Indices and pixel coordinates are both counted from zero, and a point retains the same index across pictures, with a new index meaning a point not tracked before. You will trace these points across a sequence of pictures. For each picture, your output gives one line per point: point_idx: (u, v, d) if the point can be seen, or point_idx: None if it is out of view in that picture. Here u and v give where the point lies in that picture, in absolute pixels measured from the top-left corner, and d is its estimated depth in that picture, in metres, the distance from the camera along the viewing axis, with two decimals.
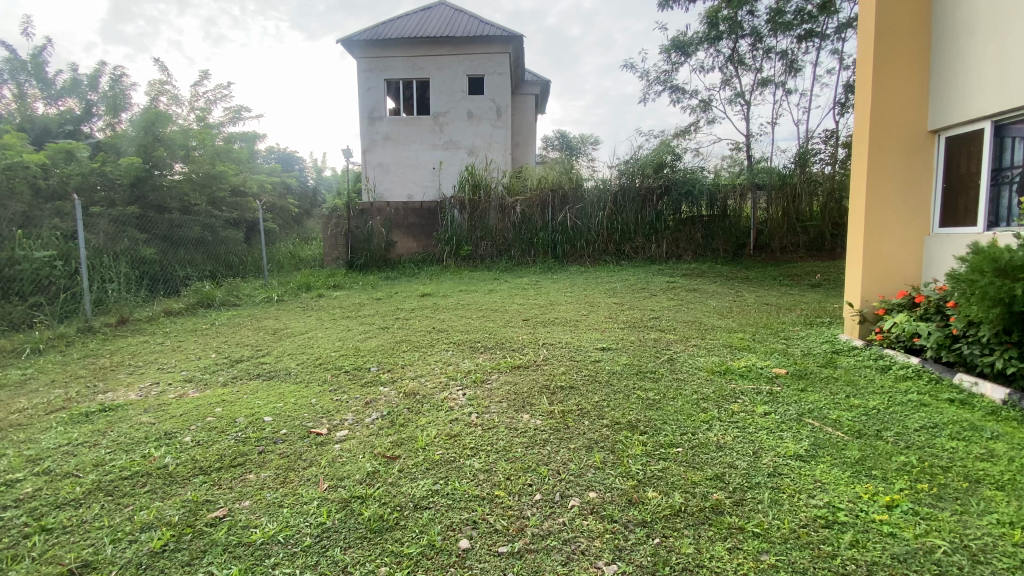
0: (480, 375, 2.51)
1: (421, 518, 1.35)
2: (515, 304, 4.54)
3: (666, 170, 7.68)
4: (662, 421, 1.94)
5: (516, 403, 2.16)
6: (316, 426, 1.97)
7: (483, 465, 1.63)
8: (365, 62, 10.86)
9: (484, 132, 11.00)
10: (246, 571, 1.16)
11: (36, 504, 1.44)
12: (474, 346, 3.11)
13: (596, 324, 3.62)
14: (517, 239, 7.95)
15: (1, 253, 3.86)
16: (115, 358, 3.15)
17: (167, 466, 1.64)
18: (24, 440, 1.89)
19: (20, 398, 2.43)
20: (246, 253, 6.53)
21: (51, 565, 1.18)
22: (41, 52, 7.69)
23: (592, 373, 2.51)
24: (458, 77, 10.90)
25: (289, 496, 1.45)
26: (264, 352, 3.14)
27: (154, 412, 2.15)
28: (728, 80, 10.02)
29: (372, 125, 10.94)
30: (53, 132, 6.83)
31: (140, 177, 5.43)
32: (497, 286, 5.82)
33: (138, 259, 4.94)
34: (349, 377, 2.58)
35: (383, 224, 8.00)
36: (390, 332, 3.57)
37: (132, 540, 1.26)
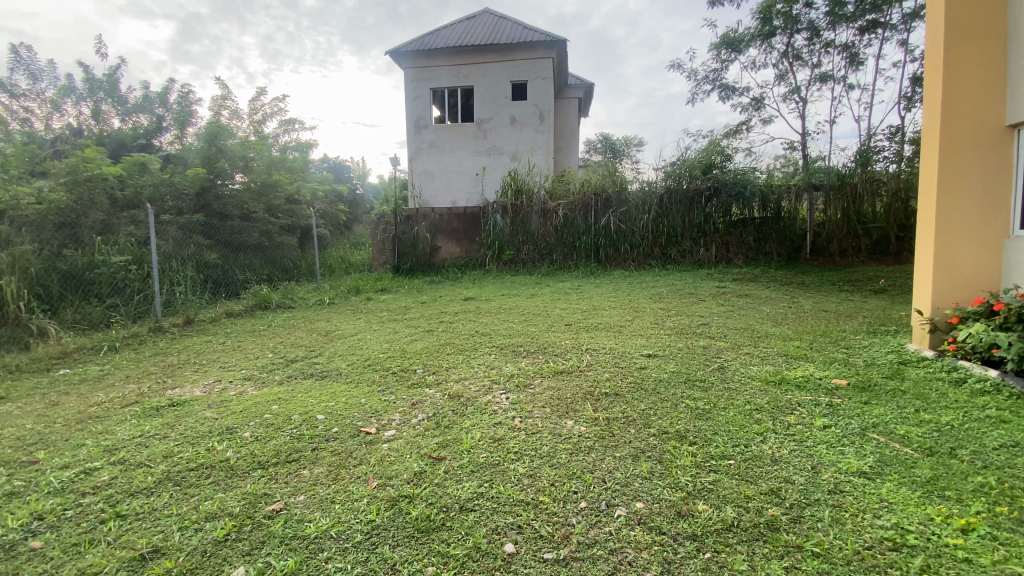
0: (524, 380, 2.50)
1: (467, 520, 1.35)
2: (557, 309, 4.51)
3: (714, 170, 7.46)
4: (713, 431, 1.87)
5: (560, 409, 2.13)
6: (366, 425, 2.01)
7: (528, 470, 1.61)
8: (412, 72, 11.18)
9: (527, 137, 11.03)
10: (302, 563, 1.20)
11: (111, 491, 1.54)
12: (516, 349, 3.12)
13: (642, 330, 3.54)
14: (559, 243, 7.92)
15: (84, 258, 4.22)
16: (182, 356, 3.35)
17: (229, 459, 1.73)
18: (103, 431, 2.04)
19: (99, 392, 2.63)
20: (300, 258, 6.84)
21: (125, 549, 1.26)
22: (116, 72, 8.32)
23: (638, 380, 2.45)
24: (502, 83, 11.00)
25: (340, 493, 1.49)
26: (317, 353, 3.27)
27: (217, 408, 2.27)
28: (782, 76, 9.63)
29: (418, 133, 11.23)
30: (128, 145, 7.26)
31: (205, 187, 5.74)
32: (538, 291, 5.81)
33: (203, 264, 5.27)
34: (396, 378, 2.63)
35: (428, 230, 8.13)
36: (434, 336, 3.61)
37: (198, 528, 1.33)
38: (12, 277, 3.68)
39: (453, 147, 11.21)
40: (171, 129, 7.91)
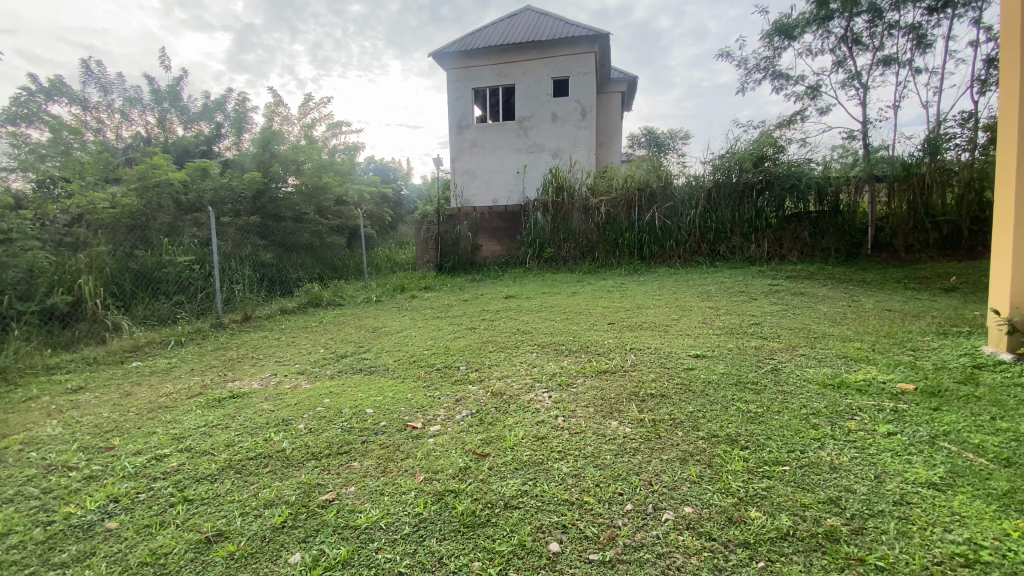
0: (566, 379, 2.49)
1: (511, 517, 1.35)
2: (600, 307, 4.46)
3: (766, 163, 7.17)
4: (766, 436, 1.79)
5: (603, 408, 2.10)
6: (412, 419, 2.06)
7: (571, 469, 1.60)
8: (455, 73, 11.35)
9: (568, 133, 10.93)
10: (353, 552, 1.23)
11: (180, 476, 1.65)
12: (558, 348, 3.10)
13: (689, 330, 3.44)
14: (601, 240, 7.83)
15: (154, 259, 4.53)
16: (241, 351, 3.54)
17: (285, 450, 1.81)
18: (171, 420, 2.18)
19: (168, 383, 2.83)
20: (349, 258, 7.08)
21: (193, 532, 1.34)
22: (178, 83, 8.85)
23: (685, 382, 2.38)
24: (543, 80, 10.95)
25: (389, 485, 1.53)
26: (365, 349, 3.37)
27: (274, 400, 2.38)
28: (840, 62, 9.12)
29: (460, 133, 11.39)
30: (192, 152, 7.67)
31: (260, 189, 5.97)
32: (580, 289, 5.75)
33: (259, 263, 5.54)
34: (441, 374, 2.68)
35: (469, 229, 8.22)
36: (477, 333, 3.65)
37: (257, 514, 1.40)
38: (90, 276, 3.98)
39: (494, 146, 11.29)
40: (229, 136, 8.32)
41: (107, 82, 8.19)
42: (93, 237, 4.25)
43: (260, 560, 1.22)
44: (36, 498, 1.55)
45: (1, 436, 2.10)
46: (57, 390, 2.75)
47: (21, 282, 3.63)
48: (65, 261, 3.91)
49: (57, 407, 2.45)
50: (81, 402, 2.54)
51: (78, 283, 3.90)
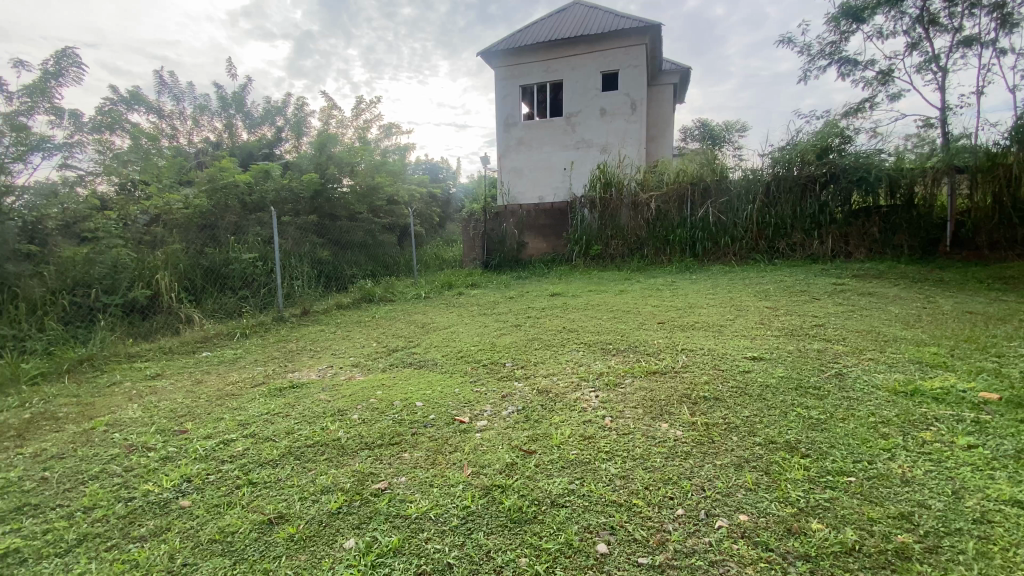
0: (613, 378, 2.45)
1: (558, 516, 1.35)
2: (649, 306, 4.35)
3: (831, 155, 6.76)
4: (829, 444, 1.69)
5: (653, 410, 2.06)
6: (460, 414, 2.09)
7: (619, 471, 1.57)
8: (502, 71, 11.43)
9: (617, 128, 10.72)
10: (404, 541, 1.27)
11: (245, 460, 1.75)
12: (605, 347, 3.05)
13: (745, 331, 3.30)
14: (651, 237, 7.65)
15: (222, 255, 4.84)
16: (300, 343, 3.72)
17: (340, 439, 1.88)
18: (237, 408, 2.33)
19: (234, 372, 3.02)
20: (399, 255, 7.29)
21: (257, 513, 1.42)
22: (243, 90, 9.39)
23: (740, 385, 2.29)
24: (592, 75, 10.80)
25: (438, 477, 1.56)
26: (415, 344, 3.45)
27: (330, 391, 2.49)
28: (915, 45, 8.46)
29: (507, 131, 11.47)
30: (255, 155, 8.12)
31: (317, 189, 6.17)
32: (629, 287, 5.64)
33: (317, 260, 5.81)
34: (487, 370, 2.71)
35: (516, 226, 8.28)
36: (522, 330, 3.65)
37: (315, 499, 1.47)
38: (166, 272, 4.30)
39: (542, 143, 11.27)
40: (289, 139, 8.75)
41: (179, 91, 8.83)
42: (168, 236, 4.58)
43: (317, 543, 1.28)
44: (119, 476, 1.69)
45: (91, 417, 2.31)
46: (138, 377, 3.00)
47: (107, 277, 3.97)
48: (144, 258, 4.24)
49: (138, 392, 2.67)
50: (157, 388, 2.75)
51: (155, 278, 4.21)
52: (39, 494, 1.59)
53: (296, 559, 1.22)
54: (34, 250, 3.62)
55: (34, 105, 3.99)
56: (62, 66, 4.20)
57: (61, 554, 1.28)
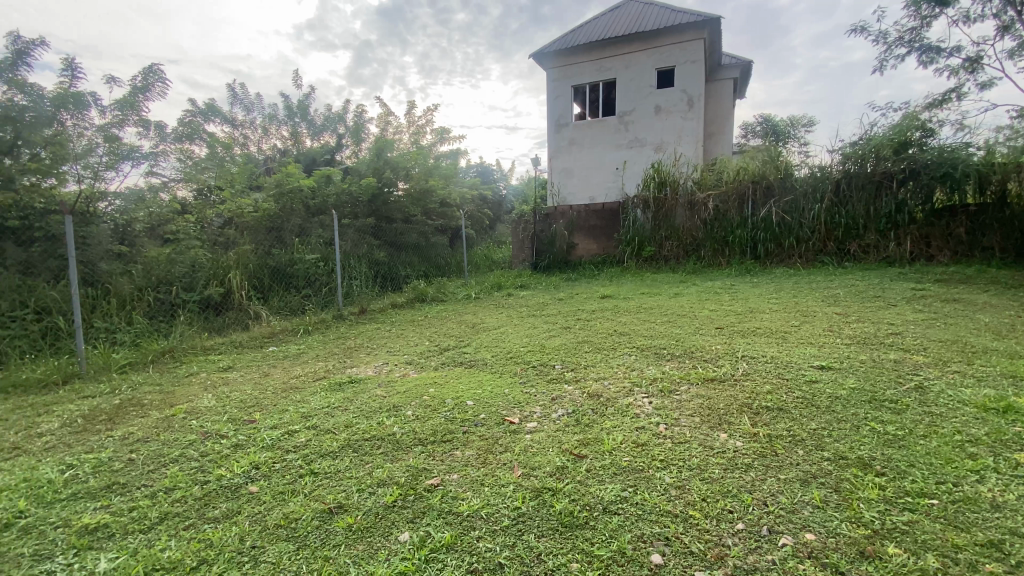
0: (668, 385, 2.37)
1: (610, 523, 1.33)
2: (706, 310, 4.20)
3: (911, 149, 6.24)
4: (908, 463, 1.57)
5: (711, 419, 1.98)
6: (510, 414, 2.10)
7: (674, 480, 1.53)
8: (555, 72, 11.43)
9: (672, 126, 10.43)
10: (456, 538, 1.29)
11: (308, 451, 1.84)
12: (659, 352, 2.97)
13: (811, 338, 3.11)
14: (707, 238, 7.38)
15: (287, 256, 5.12)
16: (358, 340, 3.88)
17: (396, 434, 1.94)
18: (300, 400, 2.45)
19: (298, 366, 3.19)
20: (450, 256, 7.48)
21: (318, 501, 1.49)
22: (307, 99, 9.89)
23: (807, 396, 2.16)
24: (646, 72, 10.57)
25: (489, 476, 1.58)
26: (465, 343, 3.51)
27: (385, 387, 2.58)
28: (1011, 27, 7.68)
29: (558, 131, 11.45)
30: (318, 161, 8.54)
31: (375, 194, 6.42)
32: (683, 290, 5.47)
33: (374, 261, 6.04)
34: (537, 372, 2.71)
35: (565, 227, 8.25)
36: (572, 333, 3.63)
37: (372, 491, 1.52)
38: (237, 271, 4.60)
39: (593, 143, 11.15)
40: (349, 145, 9.13)
41: (249, 102, 9.42)
42: (239, 238, 4.90)
43: (374, 535, 1.32)
44: (196, 460, 1.83)
45: (171, 404, 2.51)
46: (213, 368, 3.23)
47: (186, 276, 4.30)
48: (218, 258, 4.55)
49: (212, 383, 2.88)
50: (228, 379, 2.95)
51: (227, 277, 4.52)
52: (127, 473, 1.75)
53: (354, 549, 1.27)
54: (124, 251, 3.98)
55: (124, 118, 4.39)
56: (148, 82, 4.59)
57: (145, 530, 1.40)
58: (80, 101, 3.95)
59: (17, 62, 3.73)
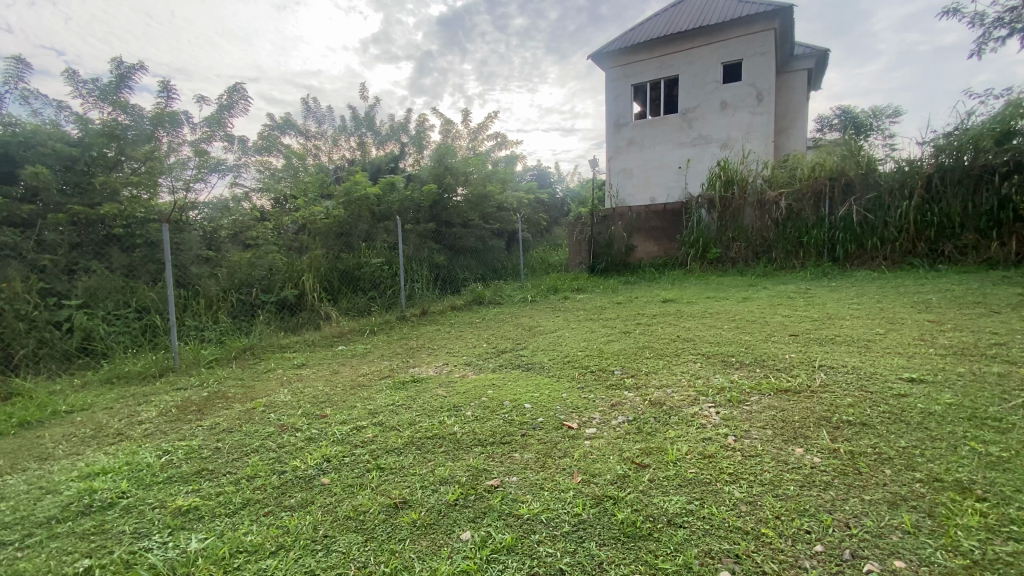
0: (737, 395, 2.26)
1: (676, 536, 1.28)
2: (778, 316, 3.97)
3: (1016, 140, 5.61)
4: (1015, 488, 1.40)
5: (786, 432, 1.86)
6: (568, 419, 2.08)
7: (745, 495, 1.45)
8: (614, 72, 11.28)
9: (739, 121, 9.96)
10: (517, 540, 1.30)
11: (374, 447, 1.92)
12: (727, 360, 2.84)
13: (900, 348, 2.85)
14: (779, 239, 6.99)
15: (355, 260, 5.38)
16: (420, 341, 4.01)
17: (456, 433, 1.98)
18: (366, 398, 2.56)
19: (365, 365, 3.34)
20: (507, 260, 7.58)
21: (385, 496, 1.55)
22: (372, 110, 10.36)
23: (894, 411, 1.98)
24: (710, 67, 10.18)
25: (548, 481, 1.57)
26: (523, 346, 3.53)
27: (446, 387, 2.64)
28: None
29: (617, 132, 11.27)
30: (382, 169, 8.92)
31: (435, 200, 6.61)
32: (752, 294, 5.21)
33: (434, 265, 6.22)
34: (596, 377, 2.67)
35: (624, 229, 8.09)
36: (632, 338, 3.55)
37: (435, 489, 1.57)
38: (309, 274, 4.89)
39: (654, 142, 10.87)
40: (412, 153, 9.48)
41: (321, 115, 10.01)
42: (311, 243, 5.21)
43: (437, 532, 1.36)
44: (274, 451, 1.96)
45: (252, 398, 2.71)
46: (288, 365, 3.46)
47: (264, 278, 4.62)
48: (293, 262, 4.86)
49: (287, 378, 3.09)
50: (301, 375, 3.14)
51: (301, 279, 4.81)
52: (214, 461, 1.90)
53: (418, 544, 1.31)
54: (211, 255, 4.34)
55: (212, 134, 4.81)
56: (233, 100, 4.98)
57: (230, 514, 1.51)
58: (174, 119, 4.46)
59: (120, 86, 4.19)
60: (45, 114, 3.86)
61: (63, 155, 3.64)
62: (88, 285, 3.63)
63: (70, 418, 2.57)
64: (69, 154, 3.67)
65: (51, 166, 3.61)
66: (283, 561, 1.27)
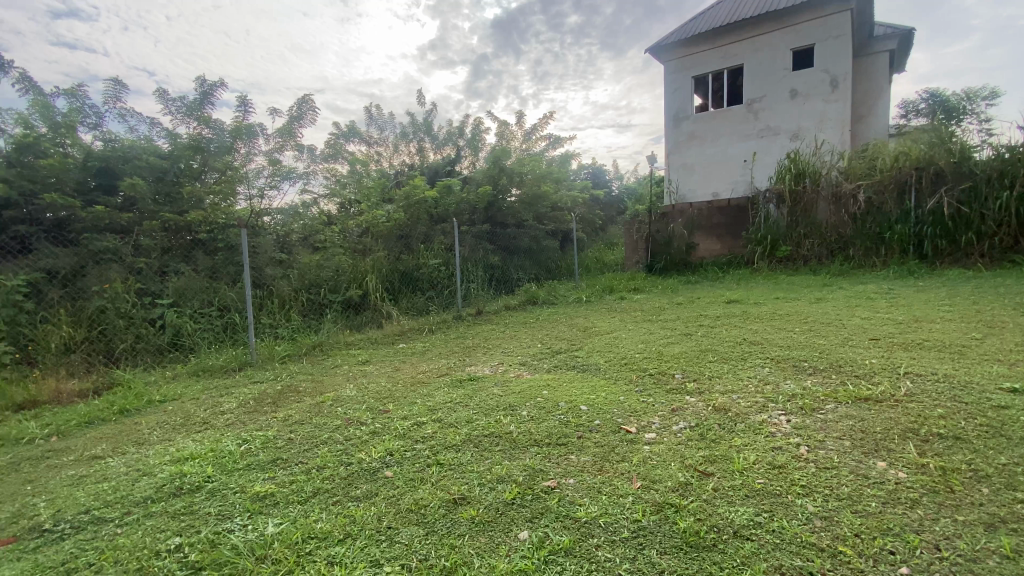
0: (810, 403, 2.12)
1: (743, 549, 1.23)
2: (856, 318, 3.68)
3: None
4: None
5: (866, 444, 1.73)
6: (627, 423, 2.04)
7: (819, 509, 1.36)
8: (673, 64, 10.93)
9: (810, 110, 9.36)
10: (575, 543, 1.29)
11: (434, 443, 1.97)
12: (798, 365, 2.67)
13: (1000, 355, 2.57)
14: (857, 234, 6.49)
15: (414, 261, 5.56)
16: (475, 340, 4.08)
17: (512, 433, 2.00)
18: (426, 394, 2.64)
19: (424, 362, 3.44)
20: (561, 260, 7.56)
21: (444, 491, 1.59)
22: (430, 114, 10.63)
23: (994, 425, 1.79)
24: (779, 54, 9.63)
25: (606, 485, 1.55)
26: (579, 347, 3.50)
27: (502, 387, 2.66)
28: None
29: (677, 126, 10.91)
30: (440, 172, 9.17)
31: (490, 201, 6.69)
32: (828, 295, 4.86)
33: (489, 265, 6.31)
34: (655, 380, 2.60)
35: (685, 226, 7.84)
36: (694, 340, 3.43)
37: (493, 487, 1.59)
38: (372, 275, 5.10)
39: (716, 136, 10.42)
40: (468, 156, 9.69)
41: (383, 121, 10.39)
42: (374, 246, 5.33)
43: (495, 530, 1.38)
44: (341, 443, 2.07)
45: (321, 392, 2.86)
46: (354, 361, 3.63)
47: (331, 279, 4.86)
48: (358, 263, 5.08)
49: (353, 374, 3.25)
50: (365, 371, 3.29)
51: (365, 280, 5.03)
52: (288, 450, 2.04)
53: (477, 540, 1.34)
54: (284, 258, 4.63)
55: (283, 144, 5.14)
56: (302, 111, 5.29)
57: (302, 501, 1.61)
58: (249, 131, 4.77)
59: (204, 103, 4.57)
60: (140, 130, 4.27)
61: (155, 167, 4.03)
62: (177, 286, 3.98)
63: (163, 406, 2.84)
64: (160, 166, 4.07)
65: (146, 178, 4.00)
66: (350, 549, 1.34)
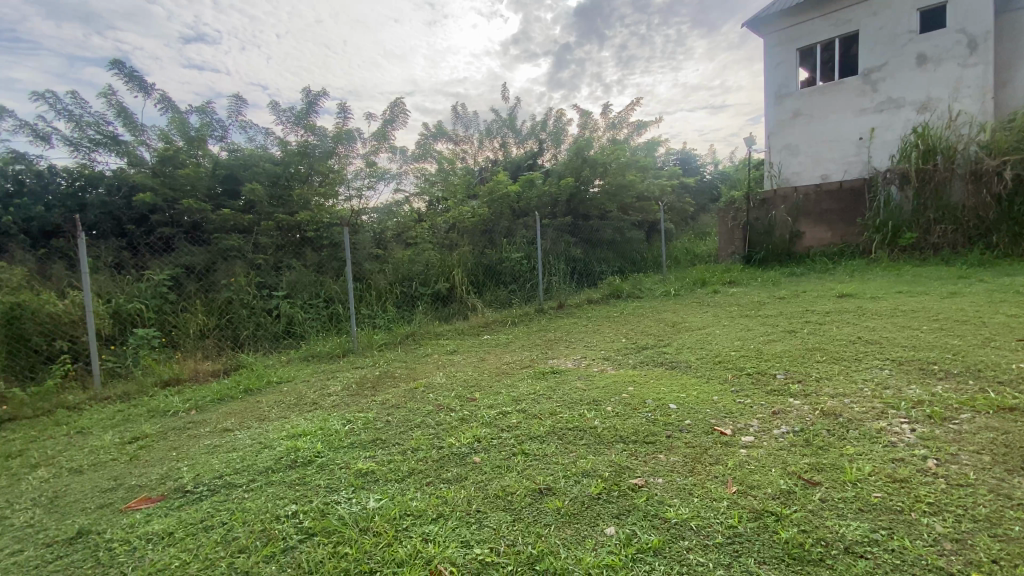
0: (939, 411, 1.87)
1: (855, 566, 1.12)
2: (1001, 315, 3.17)
3: None
4: None
5: (1011, 461, 1.49)
6: (721, 424, 1.94)
7: (949, 530, 1.21)
8: (774, 37, 10.05)
9: (944, 76, 8.13)
10: (663, 544, 1.26)
11: (520, 433, 2.02)
12: (926, 369, 2.36)
13: None
14: (1003, 219, 5.64)
15: (497, 254, 5.67)
16: (557, 333, 4.09)
17: (597, 427, 1.99)
18: (510, 385, 2.70)
19: (507, 354, 3.52)
20: (646, 251, 7.31)
21: (530, 480, 1.63)
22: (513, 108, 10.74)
23: None
24: (903, 14, 8.47)
25: (697, 487, 1.50)
26: (666, 343, 3.37)
27: (585, 381, 2.65)
28: None
29: (779, 104, 10.04)
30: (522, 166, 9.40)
31: (571, 193, 6.65)
32: (964, 288, 4.23)
33: (571, 258, 6.27)
34: (753, 380, 2.43)
35: (788, 213, 7.20)
36: (798, 337, 3.15)
37: (578, 480, 1.59)
38: (458, 270, 5.27)
39: (825, 112, 9.42)
40: (550, 148, 9.86)
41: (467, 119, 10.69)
42: (460, 241, 5.51)
43: (581, 523, 1.38)
44: (433, 428, 2.19)
45: (414, 379, 3.05)
46: (443, 351, 3.82)
47: (421, 273, 5.12)
48: (445, 257, 5.29)
49: (441, 363, 3.41)
50: (453, 361, 3.44)
51: (452, 274, 5.22)
52: (386, 432, 2.20)
53: (564, 532, 1.35)
54: (380, 253, 4.97)
55: (378, 147, 5.49)
56: (394, 113, 5.60)
57: (399, 480, 1.73)
58: (349, 135, 5.14)
59: (310, 112, 5.01)
60: (258, 140, 4.80)
61: (269, 172, 4.51)
62: (289, 280, 4.42)
63: (279, 387, 3.19)
64: (274, 171, 4.54)
65: (262, 183, 4.48)
66: (443, 529, 1.41)
